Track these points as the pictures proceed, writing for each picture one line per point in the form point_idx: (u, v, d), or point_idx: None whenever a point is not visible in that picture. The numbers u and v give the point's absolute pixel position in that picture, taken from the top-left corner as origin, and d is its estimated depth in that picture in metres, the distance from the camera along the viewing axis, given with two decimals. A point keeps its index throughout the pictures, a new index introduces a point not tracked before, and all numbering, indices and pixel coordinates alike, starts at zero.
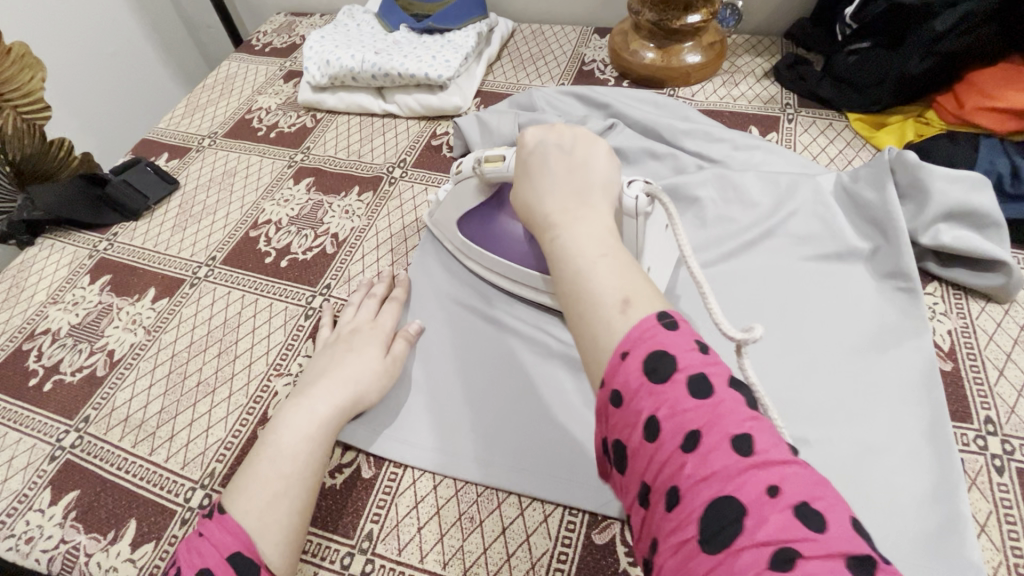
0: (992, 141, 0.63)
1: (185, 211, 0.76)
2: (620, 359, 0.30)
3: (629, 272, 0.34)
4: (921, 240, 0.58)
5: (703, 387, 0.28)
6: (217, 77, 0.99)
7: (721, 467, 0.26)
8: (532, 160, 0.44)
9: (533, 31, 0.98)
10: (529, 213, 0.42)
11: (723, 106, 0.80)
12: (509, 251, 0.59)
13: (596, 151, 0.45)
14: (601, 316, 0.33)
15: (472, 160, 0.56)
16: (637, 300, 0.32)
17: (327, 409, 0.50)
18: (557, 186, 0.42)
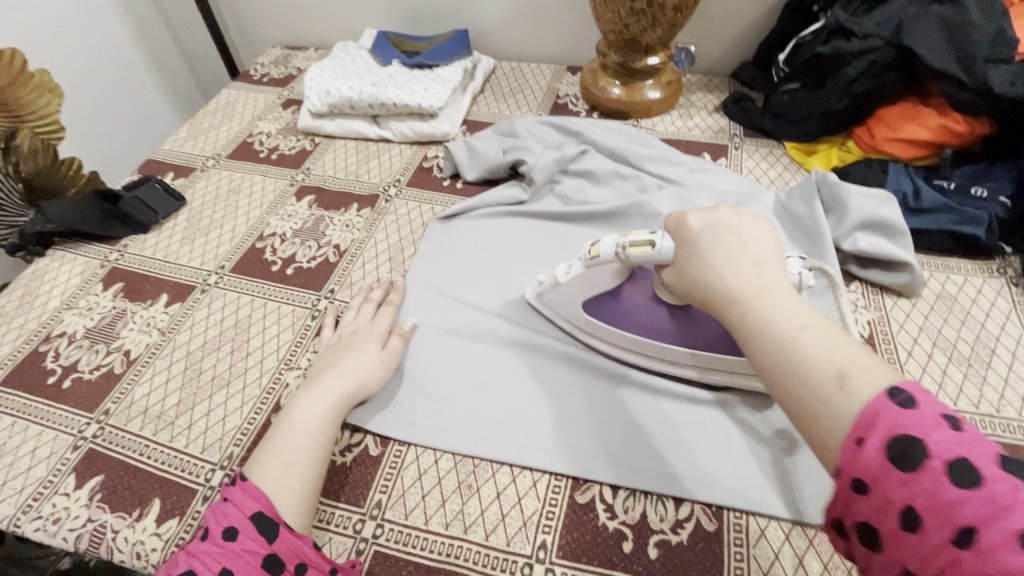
0: (899, 165, 0.75)
1: (193, 225, 0.82)
2: (857, 445, 0.31)
3: (842, 345, 0.35)
4: (843, 246, 0.69)
5: (967, 474, 0.27)
6: (217, 104, 1.06)
7: (1010, 567, 0.25)
8: (704, 239, 0.45)
9: (512, 68, 1.09)
10: (704, 288, 0.43)
11: (680, 135, 0.92)
12: (648, 326, 0.59)
13: (760, 228, 0.45)
14: (818, 392, 0.33)
15: (613, 245, 0.55)
16: (854, 372, 0.33)
17: (333, 395, 0.57)
18: (734, 264, 0.42)
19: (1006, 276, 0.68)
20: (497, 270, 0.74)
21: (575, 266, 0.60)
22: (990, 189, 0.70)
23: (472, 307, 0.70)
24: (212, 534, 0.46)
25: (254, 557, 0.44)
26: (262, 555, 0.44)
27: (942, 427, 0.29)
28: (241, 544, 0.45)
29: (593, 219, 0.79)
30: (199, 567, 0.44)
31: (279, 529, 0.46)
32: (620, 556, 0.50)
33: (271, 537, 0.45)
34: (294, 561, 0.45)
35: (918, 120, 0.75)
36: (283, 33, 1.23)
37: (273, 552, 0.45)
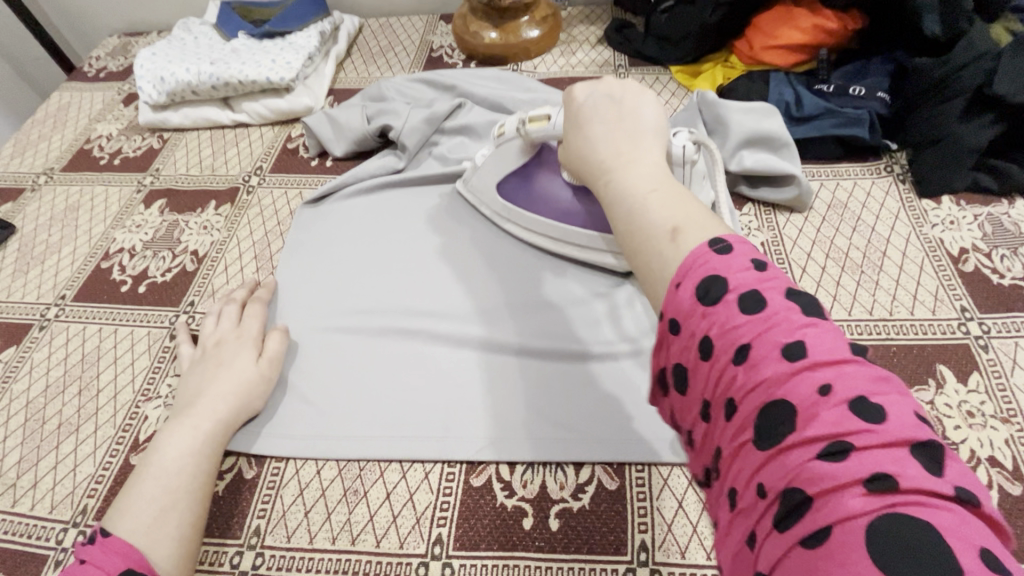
0: (780, 74, 0.72)
1: (26, 254, 0.71)
2: (673, 290, 0.29)
3: (684, 203, 0.32)
4: (730, 167, 0.65)
5: (755, 304, 0.26)
6: (47, 110, 0.92)
7: (769, 375, 0.24)
8: (583, 110, 0.41)
9: (380, 25, 0.99)
10: (581, 163, 0.40)
11: (563, 74, 0.86)
12: (560, 209, 0.61)
13: (644, 100, 0.41)
14: (651, 246, 0.31)
15: (517, 120, 0.57)
16: (687, 228, 0.30)
17: (207, 424, 0.50)
18: (599, 136, 0.39)
19: (893, 173, 0.66)
20: (393, 249, 0.67)
21: (491, 145, 0.63)
22: (867, 86, 0.68)
23: (365, 295, 0.63)
24: None
25: None
26: None
27: (740, 264, 0.27)
28: None
29: None
30: None
31: None
32: (521, 535, 0.47)
33: None
34: None
35: (792, 22, 0.71)
36: (119, 19, 1.08)
37: None
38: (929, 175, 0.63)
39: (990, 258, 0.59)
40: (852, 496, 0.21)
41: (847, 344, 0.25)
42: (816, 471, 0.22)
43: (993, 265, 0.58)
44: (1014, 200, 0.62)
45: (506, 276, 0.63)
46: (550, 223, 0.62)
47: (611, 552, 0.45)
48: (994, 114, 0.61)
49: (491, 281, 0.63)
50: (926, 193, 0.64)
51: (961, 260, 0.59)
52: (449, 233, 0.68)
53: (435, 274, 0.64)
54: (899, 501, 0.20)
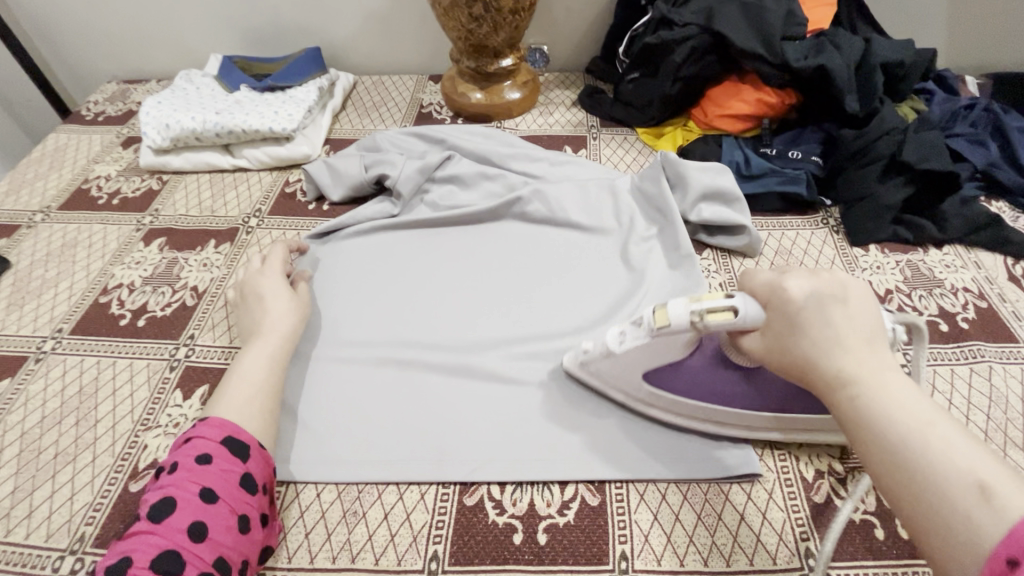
0: (730, 138, 0.83)
1: (21, 289, 0.73)
2: (1008, 568, 0.29)
3: (972, 451, 0.34)
4: (690, 217, 0.74)
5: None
6: (43, 151, 0.95)
7: None
8: (805, 311, 0.42)
9: (373, 82, 1.07)
10: (808, 369, 0.41)
11: (542, 132, 0.95)
12: (723, 395, 0.53)
13: (862, 292, 0.43)
14: (956, 508, 0.32)
15: (687, 311, 0.47)
16: (996, 485, 0.31)
17: (274, 338, 0.59)
18: (847, 343, 0.40)
19: (829, 225, 0.77)
20: (390, 281, 0.73)
21: (633, 331, 0.53)
22: (803, 151, 0.79)
23: (364, 321, 0.68)
24: (183, 463, 0.46)
25: (232, 475, 0.47)
26: (239, 473, 0.47)
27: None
28: (218, 466, 0.47)
29: (465, 222, 0.80)
30: (177, 492, 0.45)
31: (251, 450, 0.49)
32: (512, 549, 0.50)
33: (245, 457, 0.48)
34: (264, 479, 0.49)
35: (739, 95, 0.83)
36: (117, 67, 1.14)
37: (248, 471, 0.48)
38: (858, 227, 0.74)
39: (911, 297, 0.69)
40: None
41: None
42: None
43: (913, 304, 0.68)
44: (927, 249, 0.73)
45: (495, 307, 0.69)
46: (698, 406, 0.55)
47: (595, 561, 0.50)
48: (905, 176, 0.72)
49: (488, 306, 0.69)
50: (856, 242, 0.74)
51: (886, 299, 0.69)
52: (443, 269, 0.74)
53: (428, 304, 0.70)
54: None
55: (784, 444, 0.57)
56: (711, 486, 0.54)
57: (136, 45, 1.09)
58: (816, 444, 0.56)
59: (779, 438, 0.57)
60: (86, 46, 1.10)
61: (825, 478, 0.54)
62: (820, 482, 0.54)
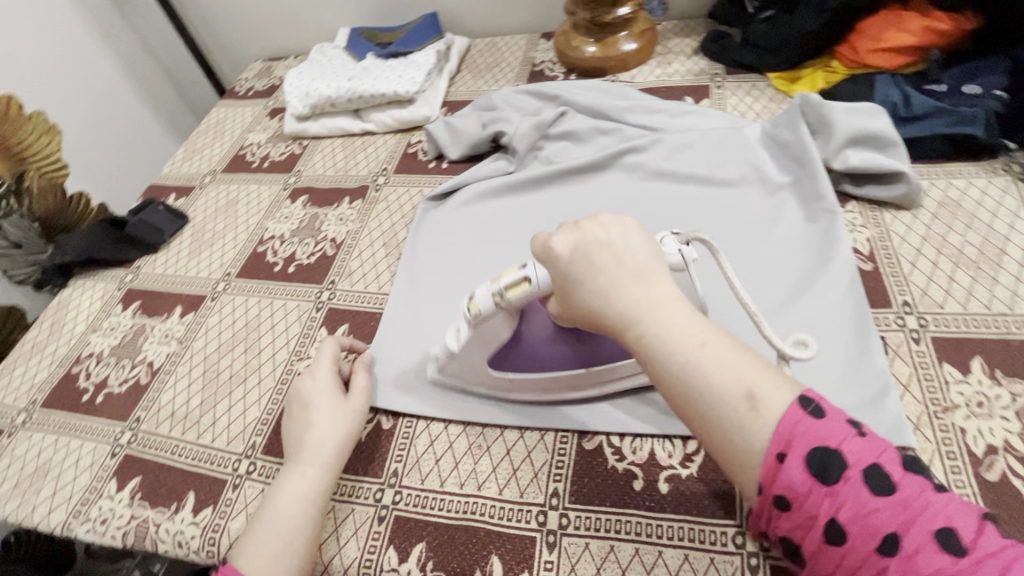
0: (887, 75, 0.73)
1: (198, 239, 0.85)
2: (779, 462, 0.34)
3: (739, 361, 0.38)
4: (835, 165, 0.67)
5: (878, 481, 0.33)
6: (208, 123, 1.09)
7: (930, 566, 0.30)
8: (575, 265, 0.43)
9: (486, 44, 1.09)
10: (597, 317, 0.43)
11: (660, 83, 0.91)
12: (549, 365, 0.54)
13: (627, 228, 0.44)
14: (733, 418, 0.36)
15: (487, 292, 0.50)
16: (761, 391, 0.36)
17: (316, 473, 0.51)
18: (615, 279, 0.42)
19: (1013, 172, 0.65)
20: (504, 238, 0.74)
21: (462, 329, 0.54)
22: (982, 85, 0.68)
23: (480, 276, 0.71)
24: None
25: None
26: None
27: (851, 435, 0.34)
28: None
29: (578, 176, 0.78)
30: None
31: None
32: (632, 494, 0.50)
33: None
34: None
35: (900, 25, 0.72)
36: (262, 46, 1.26)
37: None
38: None
39: None
40: None
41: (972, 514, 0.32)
42: None
43: None
44: None
45: None
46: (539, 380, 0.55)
47: (720, 515, 0.48)
48: None
49: None
50: None
51: None
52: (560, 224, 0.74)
53: None
54: None
55: (946, 414, 0.50)
56: None
57: (277, 25, 1.20)
58: (987, 416, 0.50)
59: (941, 408, 0.51)
60: (238, 29, 1.23)
61: (999, 456, 0.47)
62: (993, 459, 0.47)
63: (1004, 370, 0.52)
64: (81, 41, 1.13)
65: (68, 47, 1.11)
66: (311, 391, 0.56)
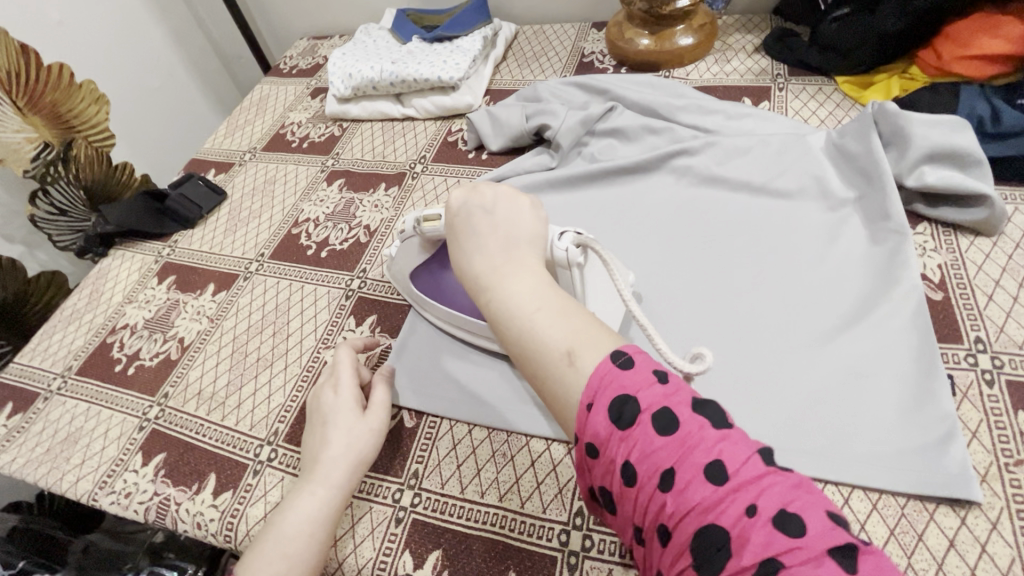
0: (973, 87, 0.67)
1: (234, 217, 0.85)
2: (587, 411, 0.34)
3: (568, 320, 0.39)
4: (907, 182, 0.62)
5: (666, 421, 0.32)
6: (252, 99, 1.09)
7: (699, 499, 0.29)
8: (460, 221, 0.48)
9: (535, 31, 1.05)
10: (465, 274, 0.46)
11: (717, 82, 0.85)
12: (454, 301, 0.60)
13: (517, 207, 0.48)
14: (553, 369, 0.37)
15: (413, 218, 0.56)
16: (579, 349, 0.37)
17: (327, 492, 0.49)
18: (485, 245, 0.45)
19: None
20: None
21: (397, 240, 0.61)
22: None
23: None
24: None
25: None
26: None
27: (649, 382, 0.33)
28: None
29: (624, 176, 0.74)
30: None
31: None
32: None
33: None
34: None
35: (994, 30, 0.66)
36: (309, 24, 1.25)
37: None
38: None
39: None
40: None
41: (754, 448, 0.31)
42: None
43: None
44: None
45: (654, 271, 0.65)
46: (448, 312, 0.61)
47: None
48: None
49: (644, 270, 0.65)
50: None
51: None
52: (601, 227, 0.70)
53: None
54: None
55: (1019, 468, 0.46)
56: (909, 501, 0.46)
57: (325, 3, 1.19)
58: None
59: (1012, 460, 0.46)
60: (286, 6, 1.23)
61: None
62: None
63: None
64: (138, 12, 1.15)
65: (123, 18, 1.12)
66: (330, 407, 0.54)
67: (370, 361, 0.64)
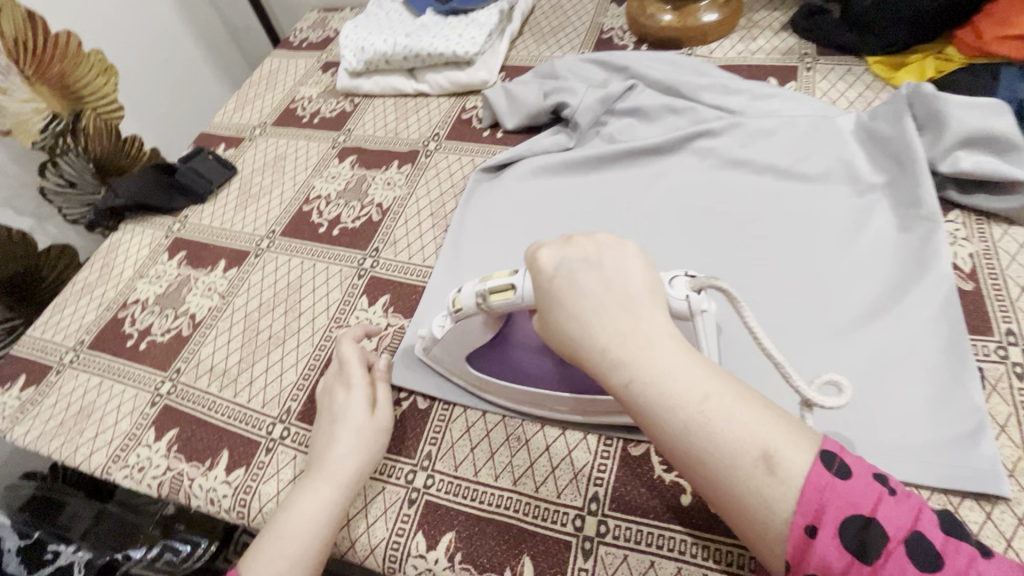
0: (1014, 69, 0.64)
1: (245, 192, 0.84)
2: (810, 537, 0.30)
3: (744, 410, 0.32)
4: (940, 168, 0.60)
5: (922, 551, 0.29)
6: (261, 73, 1.07)
7: None
8: (558, 282, 0.39)
9: (552, 6, 1.01)
10: (581, 351, 0.37)
11: (742, 61, 0.82)
12: (532, 375, 0.52)
13: (626, 259, 0.39)
14: (749, 481, 0.31)
15: (473, 291, 0.48)
16: (776, 449, 0.31)
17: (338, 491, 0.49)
18: (604, 310, 0.37)
19: None
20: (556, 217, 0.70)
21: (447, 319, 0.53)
22: None
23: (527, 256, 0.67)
24: None
25: None
26: None
27: (882, 495, 0.30)
28: None
29: (643, 157, 0.72)
30: None
31: None
32: (679, 509, 0.47)
33: None
34: None
35: None
36: None
37: None
38: None
39: None
40: None
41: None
42: None
43: None
44: None
45: (673, 255, 0.63)
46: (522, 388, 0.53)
47: None
48: None
49: (662, 253, 0.64)
50: None
51: None
52: (620, 210, 0.69)
53: None
54: None
55: None
56: (934, 494, 0.45)
57: None
58: None
59: None
60: None
61: None
62: None
63: None
64: None
65: None
66: (343, 407, 0.53)
67: (382, 341, 0.63)
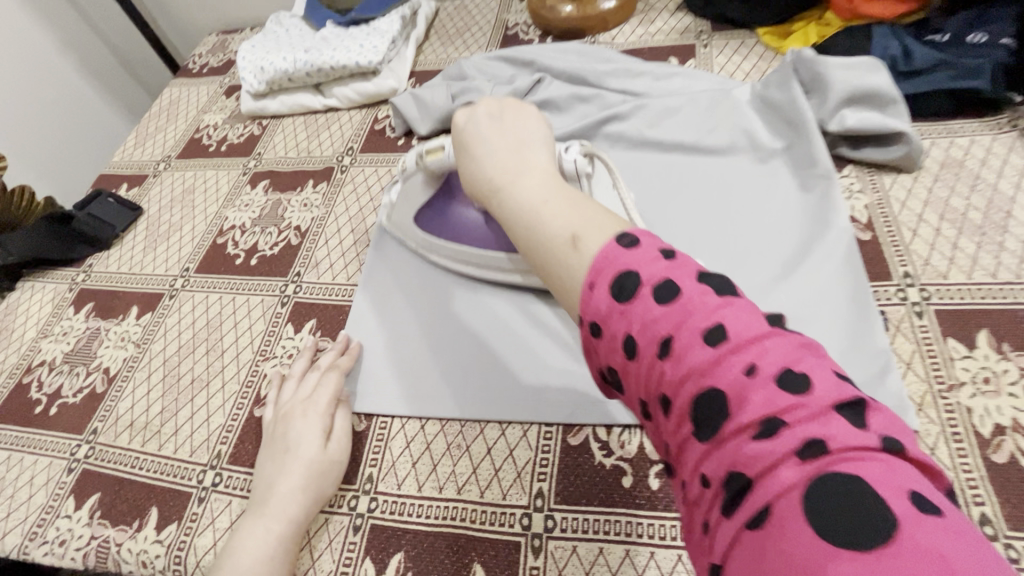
0: (885, 27, 0.69)
1: (153, 233, 0.79)
2: (589, 290, 0.32)
3: (578, 208, 0.36)
4: (830, 127, 0.62)
5: (665, 292, 0.29)
6: (161, 104, 1.01)
7: (695, 362, 0.27)
8: (466, 134, 0.46)
9: (457, 8, 1.00)
10: (474, 183, 0.44)
11: (642, 44, 0.84)
12: (465, 236, 0.61)
13: (526, 115, 0.46)
14: (557, 255, 0.34)
15: (415, 155, 0.60)
16: (585, 233, 0.34)
17: (281, 525, 0.47)
18: (495, 152, 0.43)
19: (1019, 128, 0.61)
20: None
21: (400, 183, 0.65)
22: (987, 34, 0.63)
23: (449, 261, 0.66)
24: None
25: None
26: None
27: (694, 299, 0.28)
28: None
29: None
30: None
31: None
32: (620, 493, 0.47)
33: None
34: None
35: None
36: (216, 17, 1.16)
37: None
38: None
39: None
40: (788, 467, 0.23)
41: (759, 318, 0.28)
42: (753, 451, 0.24)
43: None
44: None
45: None
46: (462, 248, 0.62)
47: None
48: None
49: None
50: None
51: None
52: None
53: None
54: (829, 460, 0.22)
55: (951, 393, 0.47)
56: None
57: None
58: (994, 393, 0.46)
59: (945, 386, 0.48)
60: None
61: (1008, 436, 0.44)
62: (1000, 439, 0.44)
63: (1012, 342, 0.49)
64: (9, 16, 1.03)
65: None
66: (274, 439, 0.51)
67: None
